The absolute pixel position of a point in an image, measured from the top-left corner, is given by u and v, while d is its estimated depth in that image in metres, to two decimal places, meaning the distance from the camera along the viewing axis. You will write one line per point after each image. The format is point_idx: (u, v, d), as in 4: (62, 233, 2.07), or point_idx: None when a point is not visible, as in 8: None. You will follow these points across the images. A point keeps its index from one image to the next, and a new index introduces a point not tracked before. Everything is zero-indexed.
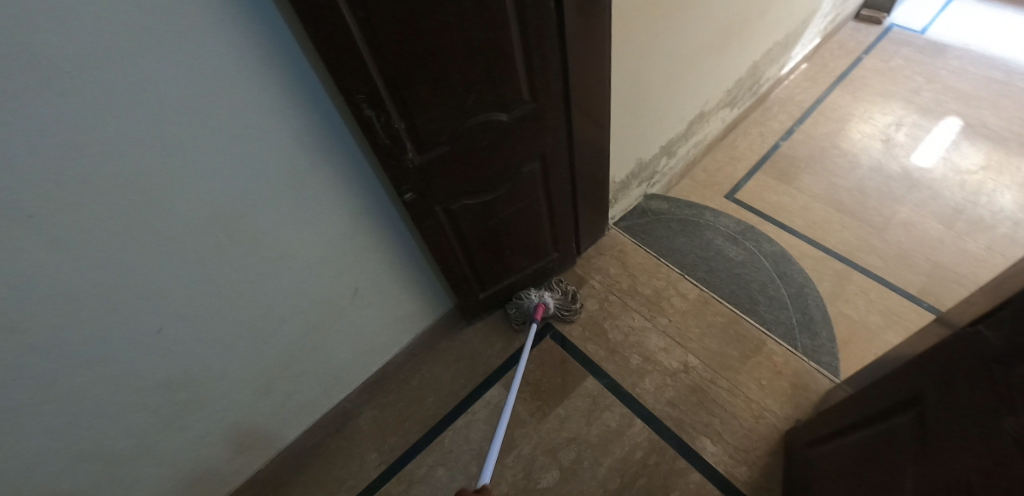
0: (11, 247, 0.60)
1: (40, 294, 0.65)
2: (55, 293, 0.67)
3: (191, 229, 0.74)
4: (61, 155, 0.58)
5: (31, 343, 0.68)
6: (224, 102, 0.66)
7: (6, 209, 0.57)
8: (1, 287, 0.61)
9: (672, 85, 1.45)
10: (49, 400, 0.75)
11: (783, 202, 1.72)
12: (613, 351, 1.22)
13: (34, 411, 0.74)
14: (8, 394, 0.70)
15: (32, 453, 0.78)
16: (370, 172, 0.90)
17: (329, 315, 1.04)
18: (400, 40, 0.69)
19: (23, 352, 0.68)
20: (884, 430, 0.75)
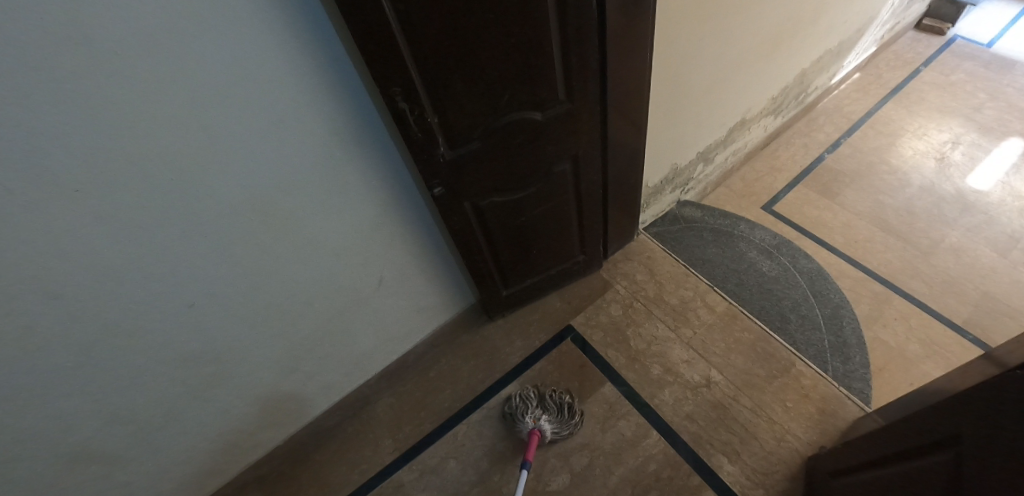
0: (58, 217, 0.63)
1: (84, 263, 0.69)
2: (98, 263, 0.70)
3: (226, 211, 0.76)
4: (109, 132, 0.60)
5: (73, 308, 0.72)
6: (264, 89, 0.68)
7: (56, 181, 0.60)
8: (49, 254, 0.65)
9: (714, 90, 1.40)
10: (88, 363, 0.79)
11: (824, 218, 1.65)
12: (633, 359, 1.20)
13: (74, 372, 0.78)
14: (51, 354, 0.74)
15: (69, 411, 0.82)
16: (402, 163, 0.90)
17: (353, 302, 1.05)
18: (438, 34, 0.69)
19: (65, 316, 0.72)
20: (914, 468, 0.71)
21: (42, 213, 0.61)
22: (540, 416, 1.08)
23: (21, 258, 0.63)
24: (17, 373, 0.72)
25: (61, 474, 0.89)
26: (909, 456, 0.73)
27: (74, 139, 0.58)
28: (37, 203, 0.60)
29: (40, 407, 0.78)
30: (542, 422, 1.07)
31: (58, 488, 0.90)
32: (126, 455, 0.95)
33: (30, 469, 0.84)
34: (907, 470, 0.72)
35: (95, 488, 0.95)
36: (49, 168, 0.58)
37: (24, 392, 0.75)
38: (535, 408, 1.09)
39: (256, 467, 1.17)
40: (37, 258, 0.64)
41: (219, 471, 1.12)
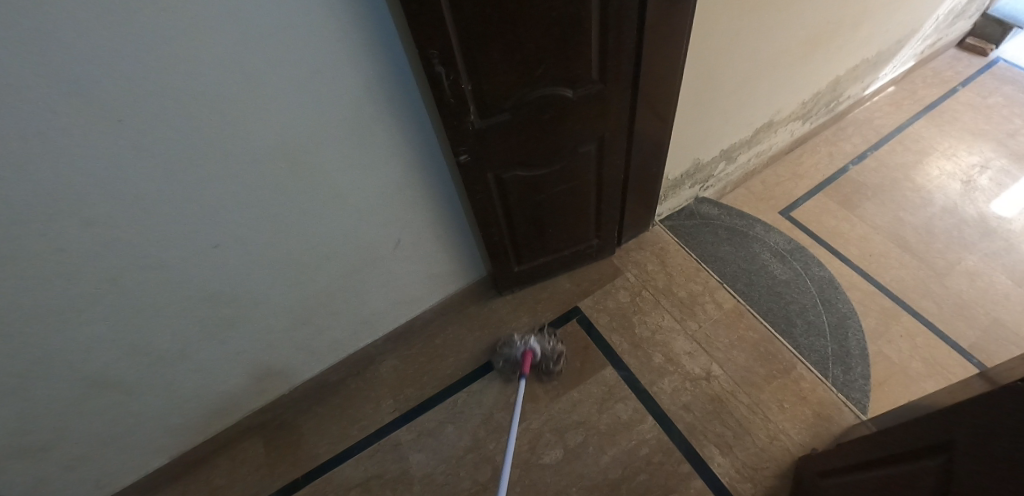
0: (99, 144, 0.65)
1: (118, 193, 0.71)
2: (130, 193, 0.72)
3: (258, 154, 0.78)
4: (153, 62, 0.61)
5: (103, 235, 0.75)
6: (305, 35, 0.68)
7: (98, 110, 0.62)
8: (86, 180, 0.67)
9: (745, 87, 1.39)
10: (113, 290, 0.82)
11: (841, 228, 1.65)
12: (636, 345, 1.22)
13: (100, 297, 0.82)
14: (80, 277, 0.78)
15: (92, 335, 0.86)
16: (431, 126, 0.91)
17: (370, 261, 1.07)
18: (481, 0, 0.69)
19: (96, 242, 0.75)
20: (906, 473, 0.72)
21: (80, 137, 0.63)
22: (530, 337, 1.18)
23: (62, 180, 0.66)
24: (47, 290, 0.76)
25: (79, 396, 0.93)
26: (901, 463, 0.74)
27: (116, 65, 0.59)
28: (77, 124, 0.62)
29: (65, 327, 0.82)
30: (532, 342, 1.17)
31: (75, 409, 0.94)
32: (140, 386, 0.99)
33: (51, 387, 0.88)
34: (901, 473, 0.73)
35: (111, 414, 1.00)
36: (92, 91, 0.60)
37: (51, 310, 0.79)
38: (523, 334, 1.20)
39: (261, 412, 1.22)
40: (76, 181, 0.67)
41: (225, 412, 1.16)
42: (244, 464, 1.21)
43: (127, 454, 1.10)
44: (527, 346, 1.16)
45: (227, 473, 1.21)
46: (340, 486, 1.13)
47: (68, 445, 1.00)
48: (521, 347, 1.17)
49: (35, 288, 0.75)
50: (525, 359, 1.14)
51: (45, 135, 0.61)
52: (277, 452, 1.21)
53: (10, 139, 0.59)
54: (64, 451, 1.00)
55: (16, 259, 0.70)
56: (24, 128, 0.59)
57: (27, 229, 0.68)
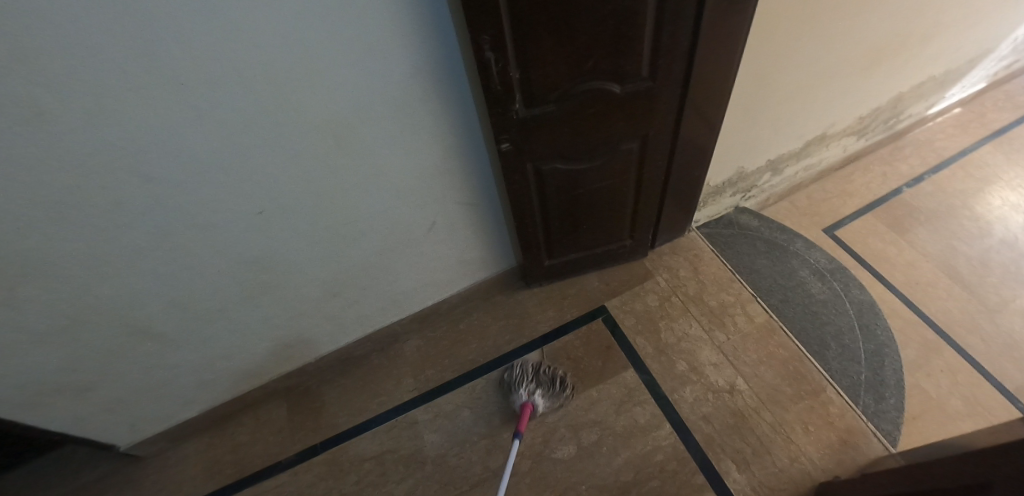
0: (162, 106, 0.68)
1: (176, 154, 0.75)
2: (187, 155, 0.76)
3: (308, 126, 0.80)
4: (217, 29, 0.63)
5: (158, 192, 0.78)
6: (363, 12, 0.69)
7: (164, 72, 0.65)
8: (150, 139, 0.71)
9: (799, 97, 1.34)
10: (162, 246, 0.87)
11: (887, 252, 1.59)
12: (660, 351, 1.20)
13: (150, 251, 0.86)
14: (134, 231, 0.82)
15: (139, 287, 0.91)
16: (475, 112, 0.91)
17: (404, 241, 1.09)
18: None
19: (151, 198, 0.79)
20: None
21: (145, 97, 0.66)
22: (535, 391, 1.11)
23: (126, 136, 0.69)
24: (104, 239, 0.81)
25: (124, 343, 0.99)
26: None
27: (183, 30, 0.61)
28: (143, 83, 0.65)
29: (117, 277, 0.87)
30: (536, 396, 1.11)
31: (119, 355, 1.00)
32: (179, 340, 1.04)
33: (100, 331, 0.94)
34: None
35: (150, 363, 1.05)
36: (160, 52, 0.62)
37: (107, 257, 0.84)
38: (530, 382, 1.11)
39: (287, 377, 1.26)
40: (138, 138, 0.70)
41: (254, 374, 1.21)
42: (267, 425, 1.26)
43: (161, 404, 1.16)
44: (529, 399, 1.10)
45: (250, 431, 1.26)
46: (355, 457, 1.16)
47: (110, 388, 1.06)
48: (523, 397, 1.10)
49: (94, 236, 0.79)
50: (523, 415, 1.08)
51: (114, 92, 0.64)
52: (299, 417, 1.25)
53: (84, 93, 0.62)
54: (105, 393, 1.07)
55: (78, 206, 0.74)
56: (96, 82, 0.62)
57: (93, 180, 0.72)
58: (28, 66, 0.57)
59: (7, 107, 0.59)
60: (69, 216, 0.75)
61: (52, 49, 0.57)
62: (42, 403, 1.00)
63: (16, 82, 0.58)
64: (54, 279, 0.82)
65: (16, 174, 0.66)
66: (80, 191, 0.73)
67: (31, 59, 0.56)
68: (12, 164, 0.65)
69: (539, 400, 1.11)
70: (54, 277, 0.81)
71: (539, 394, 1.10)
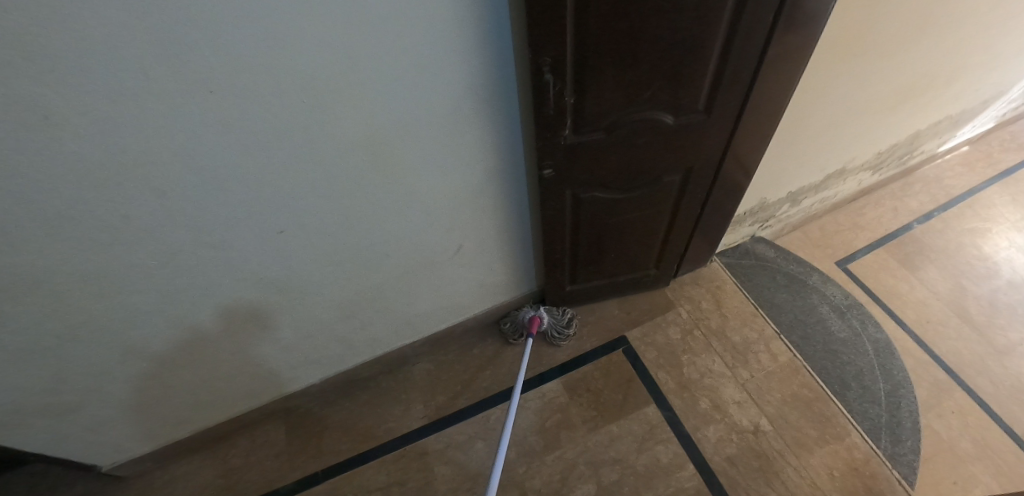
0: (187, 116, 0.61)
1: (194, 168, 0.67)
2: (206, 169, 0.69)
3: (343, 141, 0.74)
4: (257, 36, 0.56)
5: (170, 207, 0.71)
6: (416, 25, 0.63)
7: (193, 79, 0.58)
8: (168, 150, 0.64)
9: (827, 131, 1.32)
10: (168, 264, 0.79)
11: (899, 289, 1.58)
12: (683, 386, 1.16)
13: (154, 270, 0.79)
14: (138, 248, 0.74)
15: (138, 306, 0.83)
16: (519, 134, 0.86)
17: (426, 264, 1.02)
18: (610, 10, 0.64)
19: (160, 214, 0.71)
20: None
21: (170, 107, 0.59)
22: (541, 307, 1.23)
23: (142, 147, 0.62)
24: (103, 254, 0.73)
25: (115, 362, 0.90)
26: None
27: (220, 34, 0.55)
28: (168, 89, 0.57)
29: (115, 295, 0.79)
30: (541, 312, 1.22)
31: (109, 376, 0.92)
32: (177, 361, 0.96)
33: (89, 349, 0.85)
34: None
35: (142, 383, 0.97)
36: (193, 57, 0.55)
37: (104, 273, 0.75)
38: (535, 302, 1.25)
39: (288, 398, 1.18)
40: (154, 149, 0.63)
41: (253, 395, 1.13)
42: (264, 448, 1.18)
43: (150, 424, 1.07)
44: (536, 312, 1.21)
45: (245, 454, 1.18)
46: (359, 488, 1.09)
47: (95, 408, 0.97)
48: (530, 313, 1.21)
49: (93, 250, 0.71)
50: (531, 324, 1.18)
51: (132, 96, 0.56)
52: (298, 441, 1.18)
53: (100, 100, 0.55)
54: (89, 414, 0.97)
55: (81, 221, 0.67)
56: (113, 85, 0.54)
57: (98, 190, 0.64)
58: (36, 63, 0.49)
59: (10, 110, 0.52)
60: (70, 231, 0.67)
61: (65, 44, 0.49)
62: (17, 424, 0.91)
63: (20, 80, 0.50)
64: (44, 296, 0.74)
65: (12, 183, 0.58)
66: (83, 203, 0.65)
67: (40, 54, 0.49)
68: (8, 172, 0.57)
69: (545, 315, 1.22)
70: (46, 293, 0.73)
71: (544, 309, 1.22)
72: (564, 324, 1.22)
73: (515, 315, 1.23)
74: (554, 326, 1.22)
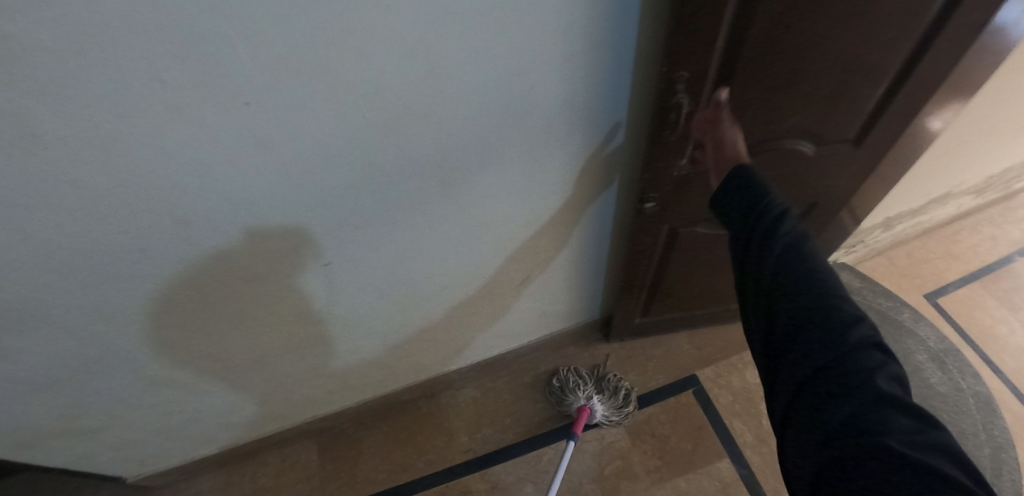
0: (219, 135, 0.47)
1: (229, 196, 0.54)
2: (244, 197, 0.55)
3: (413, 165, 0.60)
4: (312, 34, 0.42)
5: (199, 239, 0.58)
6: (521, 21, 0.47)
7: (225, 89, 0.43)
8: (196, 178, 0.51)
9: (946, 154, 1.14)
10: (196, 298, 0.67)
11: (998, 331, 1.40)
12: (762, 440, 1.03)
13: (180, 303, 0.67)
14: (163, 281, 0.63)
15: (161, 338, 0.72)
16: (616, 158, 0.71)
17: (486, 293, 0.90)
18: (788, 19, 0.50)
19: (187, 246, 0.59)
20: (817, 251, 0.52)
21: (199, 126, 0.46)
22: (594, 395, 1.02)
23: (166, 175, 0.49)
24: (127, 284, 0.61)
25: (139, 390, 0.81)
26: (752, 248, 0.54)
27: (266, 32, 0.40)
28: (193, 105, 0.43)
29: (136, 327, 0.69)
30: (594, 401, 1.02)
31: (132, 402, 0.83)
32: (205, 387, 0.86)
33: (110, 378, 0.76)
34: (763, 252, 0.53)
35: (170, 406, 0.88)
36: (228, 64, 0.41)
37: (128, 303, 0.64)
38: (588, 385, 1.03)
39: (322, 420, 1.08)
40: (178, 176, 0.50)
41: (285, 416, 1.04)
42: (295, 469, 1.09)
43: (176, 443, 0.99)
44: (587, 403, 1.01)
45: (275, 474, 1.09)
46: None
47: (116, 431, 0.88)
48: (581, 401, 1.02)
49: (116, 280, 0.60)
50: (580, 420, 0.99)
51: (150, 112, 0.43)
52: (332, 465, 1.09)
53: (112, 120, 0.42)
54: (113, 434, 0.89)
55: (98, 253, 0.55)
56: (129, 96, 0.41)
57: (117, 222, 0.52)
58: (25, 69, 0.36)
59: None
60: (87, 264, 0.56)
61: (66, 43, 0.35)
62: (36, 446, 0.83)
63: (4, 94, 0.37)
64: (58, 328, 0.64)
65: (15, 215, 0.47)
66: (102, 232, 0.53)
67: (34, 58, 0.35)
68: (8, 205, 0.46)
69: (598, 407, 1.02)
70: (60, 326, 0.63)
71: (598, 399, 1.02)
72: (621, 414, 1.03)
73: (563, 397, 1.04)
74: (610, 415, 1.03)
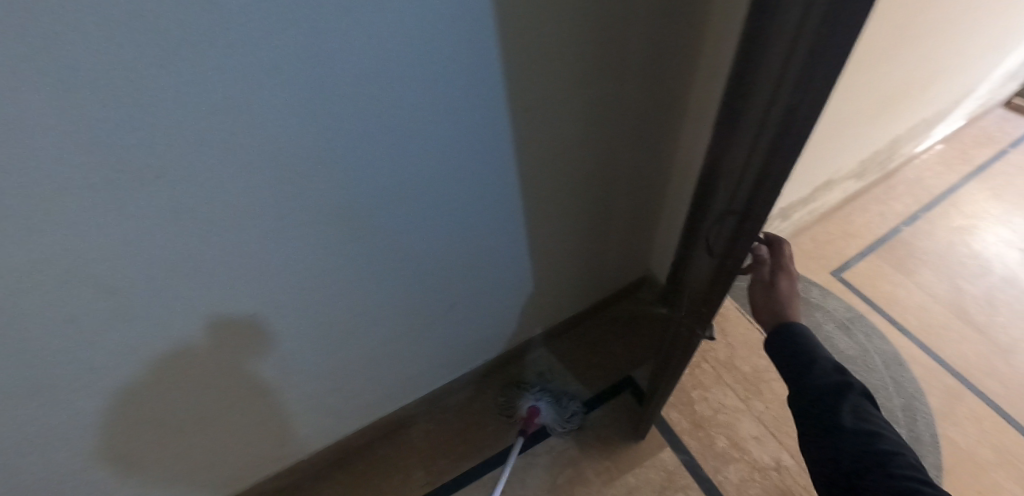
0: (111, 233, 0.49)
1: (133, 285, 0.56)
2: (148, 284, 0.57)
3: (316, 223, 0.63)
4: (185, 139, 0.45)
5: (109, 332, 0.59)
6: (397, 91, 0.53)
7: (108, 194, 0.46)
8: (91, 274, 0.52)
9: (812, 148, 1.30)
10: (118, 391, 0.67)
11: (897, 295, 1.57)
12: (697, 425, 1.11)
13: (100, 399, 0.66)
14: (77, 381, 0.62)
15: (84, 438, 0.70)
16: (511, 193, 0.79)
17: (415, 326, 0.95)
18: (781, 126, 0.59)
19: (95, 340, 0.59)
20: (853, 395, 0.62)
21: (91, 231, 0.48)
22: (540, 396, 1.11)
23: (62, 277, 0.50)
24: (41, 389, 0.60)
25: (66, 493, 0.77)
26: (804, 407, 0.64)
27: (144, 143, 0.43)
28: (77, 213, 0.45)
29: (53, 433, 0.66)
30: (541, 402, 1.10)
31: None
32: (140, 478, 0.83)
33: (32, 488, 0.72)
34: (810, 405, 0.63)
35: None
36: (110, 174, 0.44)
37: (42, 410, 0.62)
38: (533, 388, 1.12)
39: (276, 481, 1.07)
40: (77, 276, 0.51)
41: (234, 485, 1.02)
42: None
43: None
44: (535, 404, 1.10)
45: None
46: None
47: None
48: (529, 403, 1.10)
49: (27, 387, 0.59)
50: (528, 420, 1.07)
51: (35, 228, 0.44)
52: None
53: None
54: None
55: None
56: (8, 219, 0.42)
57: (15, 332, 0.52)
58: None
59: None
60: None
61: None
62: None
63: None
64: None
65: None
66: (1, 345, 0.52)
67: None
68: None
69: (544, 408, 1.10)
70: None
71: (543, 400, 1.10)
72: (567, 417, 1.10)
73: (513, 401, 1.12)
74: (557, 417, 1.09)
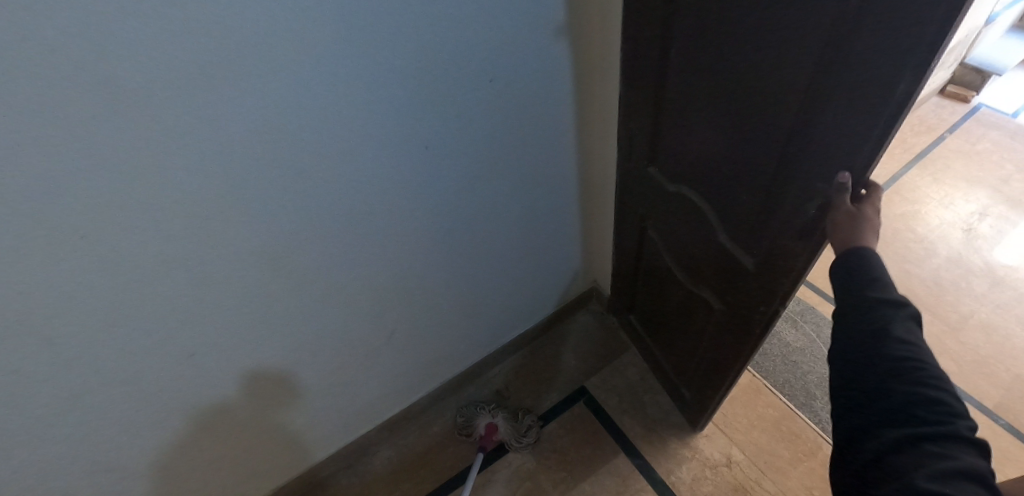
0: (30, 289, 0.54)
1: (57, 337, 0.60)
2: (73, 335, 0.61)
3: (234, 262, 0.69)
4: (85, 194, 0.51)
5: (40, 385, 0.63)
6: (283, 132, 0.60)
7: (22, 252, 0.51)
8: (13, 331, 0.56)
9: None
10: (57, 440, 0.70)
11: None
12: (649, 429, 1.14)
13: (41, 450, 0.69)
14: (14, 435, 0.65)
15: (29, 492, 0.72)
16: (428, 218, 0.85)
17: (361, 354, 0.99)
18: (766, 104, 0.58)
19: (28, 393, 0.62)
20: (903, 320, 0.52)
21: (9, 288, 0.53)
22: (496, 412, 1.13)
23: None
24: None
25: None
26: (846, 309, 0.56)
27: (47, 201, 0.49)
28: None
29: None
30: (497, 418, 1.13)
31: None
32: None
33: None
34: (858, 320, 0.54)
35: None
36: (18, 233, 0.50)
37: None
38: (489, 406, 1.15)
39: None
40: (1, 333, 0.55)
41: None
42: None
43: None
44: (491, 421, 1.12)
45: None
46: None
47: None
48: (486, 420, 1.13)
49: None
50: None
51: None
52: None
53: None
54: None
55: None
56: None
57: None
58: None
59: None
60: None
61: None
62: None
63: None
64: None
65: None
66: None
67: None
68: None
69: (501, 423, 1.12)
70: None
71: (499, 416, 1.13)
72: (523, 431, 1.12)
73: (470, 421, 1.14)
74: (512, 432, 1.12)
